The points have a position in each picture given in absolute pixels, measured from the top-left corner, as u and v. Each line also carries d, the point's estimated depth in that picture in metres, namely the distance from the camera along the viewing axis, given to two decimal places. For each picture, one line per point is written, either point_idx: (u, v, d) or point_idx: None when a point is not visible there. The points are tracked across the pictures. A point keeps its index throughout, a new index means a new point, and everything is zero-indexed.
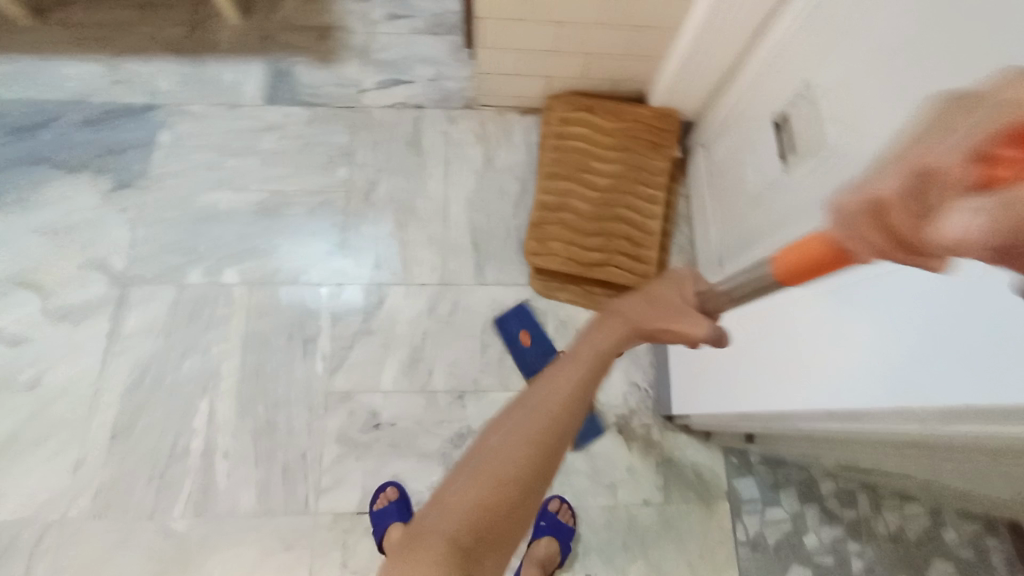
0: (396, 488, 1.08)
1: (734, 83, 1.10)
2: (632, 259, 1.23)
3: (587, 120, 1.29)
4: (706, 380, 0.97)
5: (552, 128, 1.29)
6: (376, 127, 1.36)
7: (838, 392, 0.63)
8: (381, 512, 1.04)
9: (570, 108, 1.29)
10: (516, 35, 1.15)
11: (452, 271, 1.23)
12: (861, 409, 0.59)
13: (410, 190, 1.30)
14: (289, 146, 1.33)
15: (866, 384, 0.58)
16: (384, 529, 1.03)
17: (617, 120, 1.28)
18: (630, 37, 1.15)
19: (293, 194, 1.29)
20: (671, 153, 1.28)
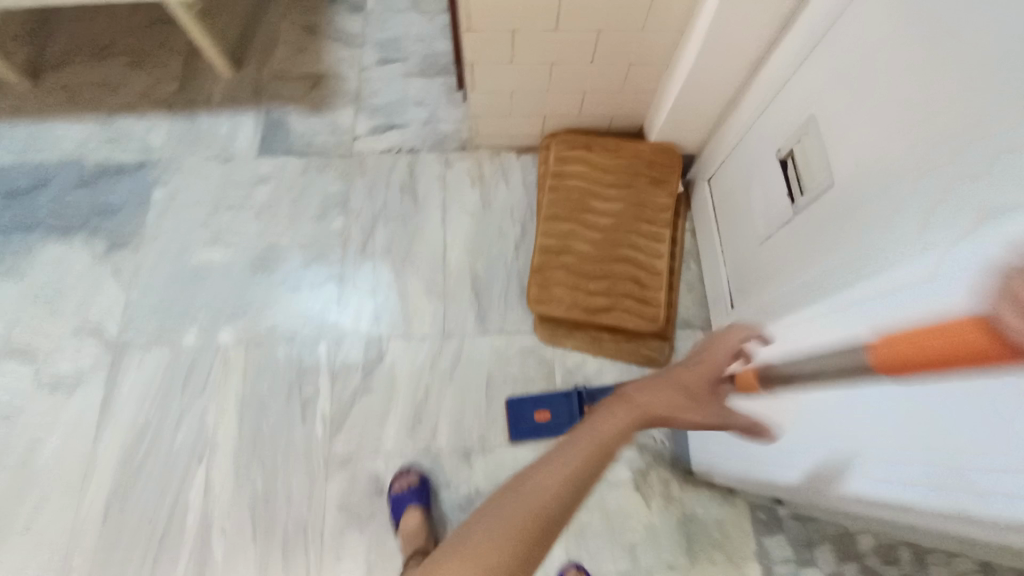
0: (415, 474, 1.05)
1: (736, 118, 1.06)
2: (639, 304, 1.15)
3: (584, 158, 1.24)
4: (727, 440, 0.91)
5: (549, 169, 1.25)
6: (371, 174, 1.34)
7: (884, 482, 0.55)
8: (399, 496, 1.02)
9: (567, 147, 1.25)
10: (507, 78, 1.13)
11: (453, 321, 1.19)
12: (913, 500, 0.51)
13: (408, 237, 1.27)
14: (284, 198, 1.31)
15: (898, 473, 0.53)
16: (401, 511, 1.01)
17: (615, 155, 1.23)
18: (625, 73, 1.11)
19: (288, 246, 1.27)
20: (674, 187, 1.22)
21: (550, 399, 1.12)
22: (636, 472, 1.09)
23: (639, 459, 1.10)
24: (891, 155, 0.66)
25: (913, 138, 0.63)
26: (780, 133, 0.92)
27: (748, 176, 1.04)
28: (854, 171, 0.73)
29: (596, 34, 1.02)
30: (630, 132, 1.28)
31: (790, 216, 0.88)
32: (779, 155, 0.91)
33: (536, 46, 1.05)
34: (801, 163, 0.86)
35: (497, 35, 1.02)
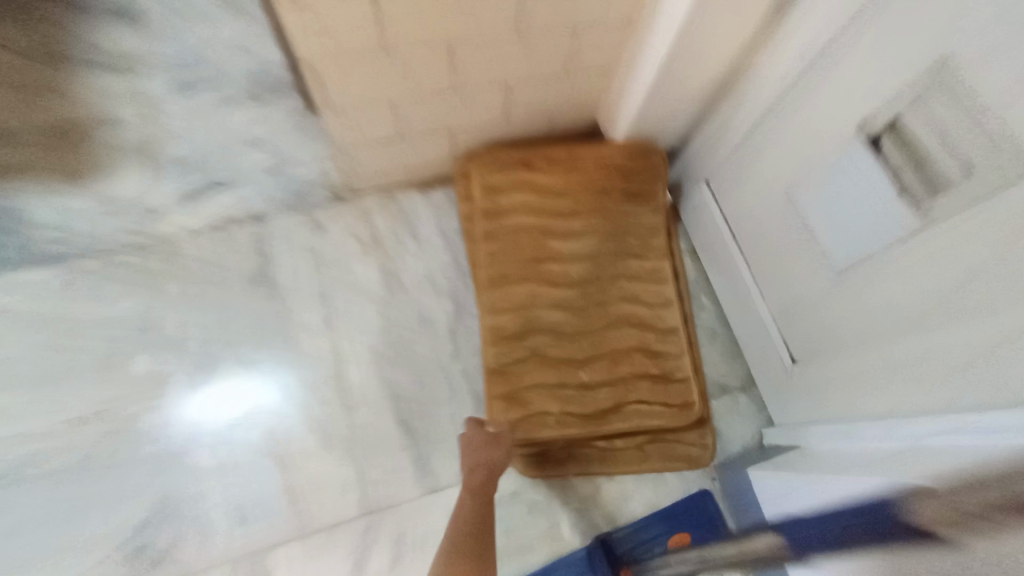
0: None
1: (743, 89, 0.69)
2: (655, 385, 0.78)
3: (525, 180, 0.83)
4: None
5: (478, 206, 0.82)
6: (202, 267, 0.86)
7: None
8: None
9: (496, 169, 0.83)
10: (373, 81, 0.68)
11: (378, 481, 0.77)
12: None
13: (279, 364, 0.82)
14: (58, 342, 0.81)
15: None
16: None
17: (570, 168, 0.83)
18: (565, 49, 0.70)
19: (84, 414, 0.79)
20: (660, 200, 0.85)
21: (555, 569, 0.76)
22: None
23: None
24: None
25: None
26: (847, 100, 0.55)
27: (777, 176, 0.67)
28: None
29: None
30: (580, 129, 0.87)
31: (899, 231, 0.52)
32: (856, 136, 0.54)
33: (403, 23, 0.61)
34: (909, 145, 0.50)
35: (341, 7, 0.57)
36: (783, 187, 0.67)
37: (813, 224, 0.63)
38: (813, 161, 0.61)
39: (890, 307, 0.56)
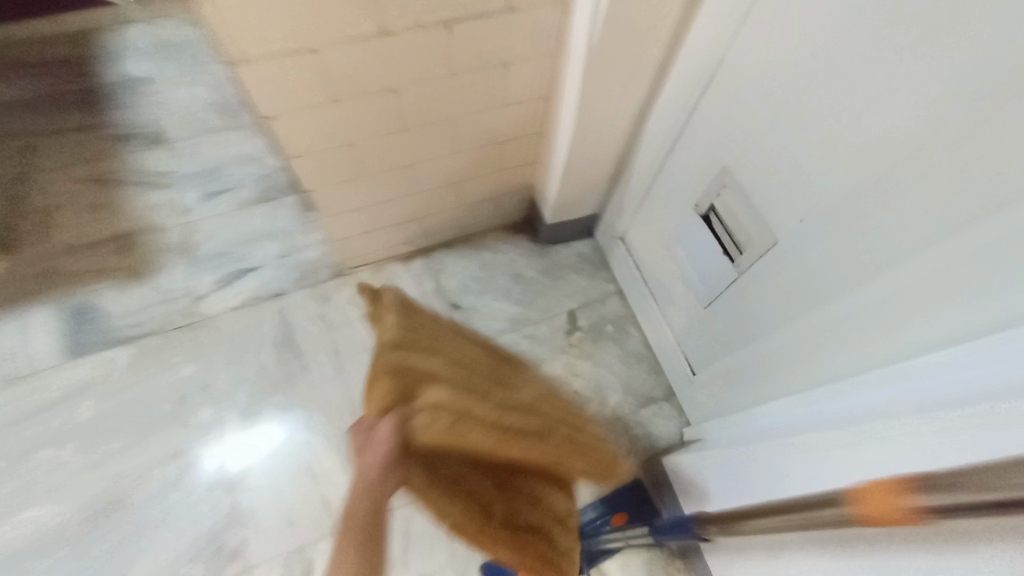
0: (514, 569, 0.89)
1: (633, 174, 0.97)
2: (580, 464, 0.77)
3: (406, 359, 0.84)
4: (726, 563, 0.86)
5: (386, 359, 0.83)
6: (229, 338, 1.07)
7: (813, 427, 0.62)
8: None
9: (386, 346, 0.87)
10: (362, 192, 0.93)
11: (385, 494, 0.97)
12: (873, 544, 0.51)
13: (299, 408, 1.03)
14: (117, 407, 1.01)
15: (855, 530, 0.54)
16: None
17: (434, 352, 0.88)
18: (498, 152, 0.97)
19: (144, 466, 0.98)
20: (597, 470, 0.77)
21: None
22: None
23: None
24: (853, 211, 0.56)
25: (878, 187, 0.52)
26: (690, 186, 0.82)
27: (661, 234, 0.95)
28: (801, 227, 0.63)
29: (453, 122, 0.86)
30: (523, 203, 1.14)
31: (729, 274, 0.79)
32: (698, 211, 0.81)
33: (387, 155, 0.87)
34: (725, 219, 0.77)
35: (337, 155, 0.83)
36: (666, 242, 0.94)
37: (685, 268, 0.90)
38: (680, 225, 0.87)
39: (732, 325, 0.83)
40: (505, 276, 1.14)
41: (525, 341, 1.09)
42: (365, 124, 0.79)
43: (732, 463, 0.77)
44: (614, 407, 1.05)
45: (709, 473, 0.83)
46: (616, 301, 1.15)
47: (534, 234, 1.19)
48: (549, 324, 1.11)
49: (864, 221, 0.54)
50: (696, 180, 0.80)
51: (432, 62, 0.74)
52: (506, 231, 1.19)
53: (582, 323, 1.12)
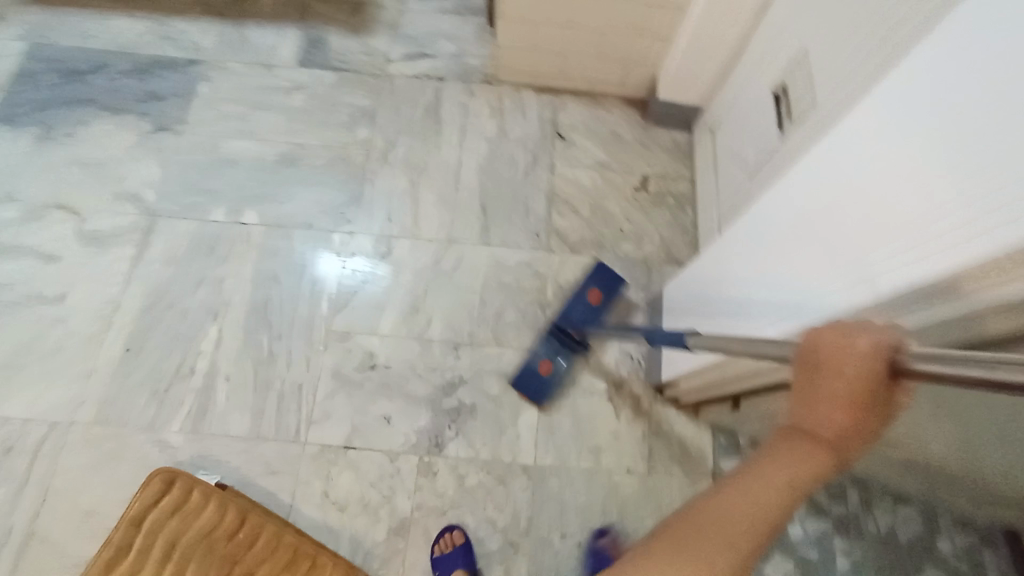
0: (583, 293, 1.19)
1: (738, 69, 1.16)
2: None
3: None
4: (699, 319, 0.97)
5: None
6: (399, 93, 1.42)
7: (783, 213, 0.68)
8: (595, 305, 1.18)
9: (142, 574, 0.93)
10: (532, 9, 1.21)
11: (459, 230, 1.29)
12: (886, 271, 0.51)
13: (426, 153, 1.36)
14: (314, 105, 1.40)
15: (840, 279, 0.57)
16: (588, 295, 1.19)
17: (204, 558, 0.95)
18: (643, 15, 1.19)
19: (315, 147, 1.36)
20: None
21: (536, 356, 1.17)
22: (611, 384, 1.18)
23: (616, 372, 1.19)
24: (851, 70, 0.76)
25: (868, 54, 0.73)
26: (776, 71, 1.00)
27: (741, 125, 1.13)
28: (830, 88, 0.82)
29: None
30: (644, 80, 1.37)
31: (777, 144, 0.97)
32: (772, 91, 1.00)
33: None
34: (791, 93, 0.94)
35: None
36: (744, 126, 1.12)
37: (746, 150, 1.10)
38: (760, 104, 1.05)
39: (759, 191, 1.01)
40: (607, 131, 1.40)
41: (601, 179, 1.35)
42: None
43: (728, 252, 0.85)
44: (646, 251, 1.29)
45: (704, 281, 0.96)
46: (685, 185, 1.36)
47: (643, 112, 1.42)
48: (624, 177, 1.36)
49: (858, 89, 0.73)
50: (779, 67, 0.99)
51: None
52: (623, 100, 1.43)
53: (651, 187, 1.35)
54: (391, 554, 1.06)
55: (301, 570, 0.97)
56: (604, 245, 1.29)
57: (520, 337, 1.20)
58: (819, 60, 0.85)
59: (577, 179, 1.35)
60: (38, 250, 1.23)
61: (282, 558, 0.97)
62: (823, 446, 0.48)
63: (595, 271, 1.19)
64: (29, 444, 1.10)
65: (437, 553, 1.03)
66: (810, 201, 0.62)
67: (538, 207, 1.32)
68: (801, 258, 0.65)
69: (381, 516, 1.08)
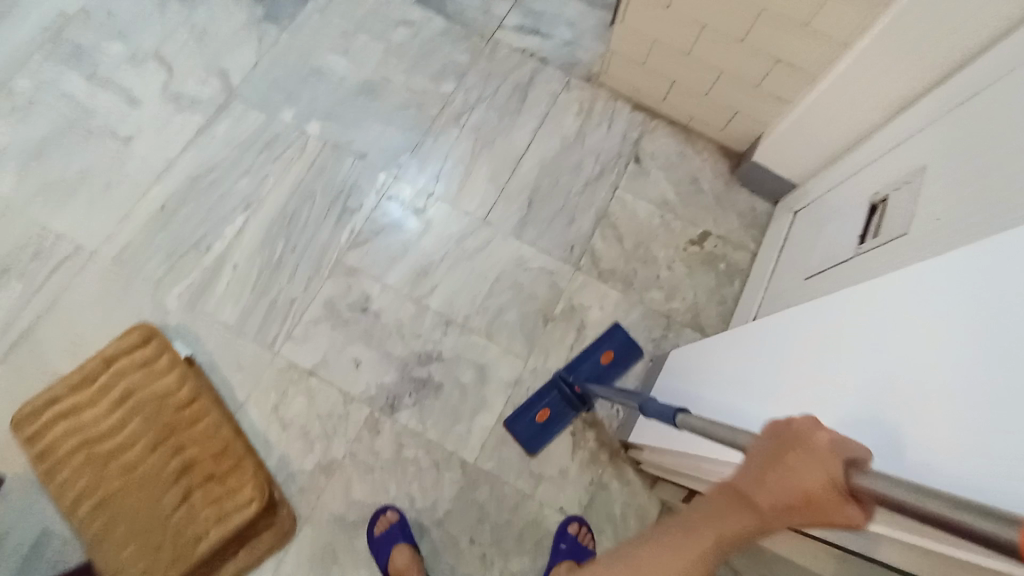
0: (592, 348, 1.15)
1: (848, 160, 1.04)
2: None
3: (88, 441, 1.01)
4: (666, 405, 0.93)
5: (95, 428, 1.01)
6: (496, 62, 1.39)
7: (770, 348, 0.66)
8: (604, 365, 1.14)
9: (99, 411, 1.02)
10: (655, 23, 1.14)
11: (498, 214, 1.25)
12: None
13: (497, 128, 1.33)
14: (414, 44, 1.40)
15: None
16: (599, 353, 1.14)
17: (152, 419, 1.02)
18: (767, 67, 1.08)
19: (399, 85, 1.36)
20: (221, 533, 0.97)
21: (534, 400, 1.12)
22: (580, 422, 1.13)
23: (591, 414, 1.13)
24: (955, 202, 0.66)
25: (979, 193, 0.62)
26: (886, 179, 0.89)
27: (825, 221, 1.02)
28: (926, 215, 0.71)
29: (759, 12, 0.99)
30: (745, 135, 1.26)
31: (849, 253, 0.86)
32: (871, 200, 0.89)
33: (693, 3, 1.05)
34: (888, 208, 0.83)
35: None
36: (827, 222, 1.01)
37: (817, 248, 0.99)
38: (853, 207, 0.94)
39: (809, 295, 0.91)
40: (685, 172, 1.31)
41: (659, 218, 1.27)
42: None
43: (715, 358, 0.82)
44: (672, 307, 1.21)
45: (689, 365, 0.93)
46: (743, 256, 1.25)
47: (732, 167, 1.32)
48: (684, 224, 1.27)
49: (950, 226, 0.63)
50: (890, 177, 0.88)
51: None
52: (716, 147, 1.33)
53: (707, 245, 1.25)
54: (309, 490, 1.07)
55: (224, 464, 1.01)
56: (633, 285, 1.22)
57: (511, 341, 1.17)
58: (932, 184, 0.74)
59: (634, 208, 1.27)
60: (127, 91, 1.31)
61: (213, 446, 1.02)
62: (747, 518, 0.42)
63: (608, 332, 1.16)
64: (53, 256, 1.19)
65: (375, 533, 1.02)
66: (797, 350, 0.60)
67: (584, 222, 1.26)
68: (762, 398, 0.62)
69: (314, 452, 1.09)
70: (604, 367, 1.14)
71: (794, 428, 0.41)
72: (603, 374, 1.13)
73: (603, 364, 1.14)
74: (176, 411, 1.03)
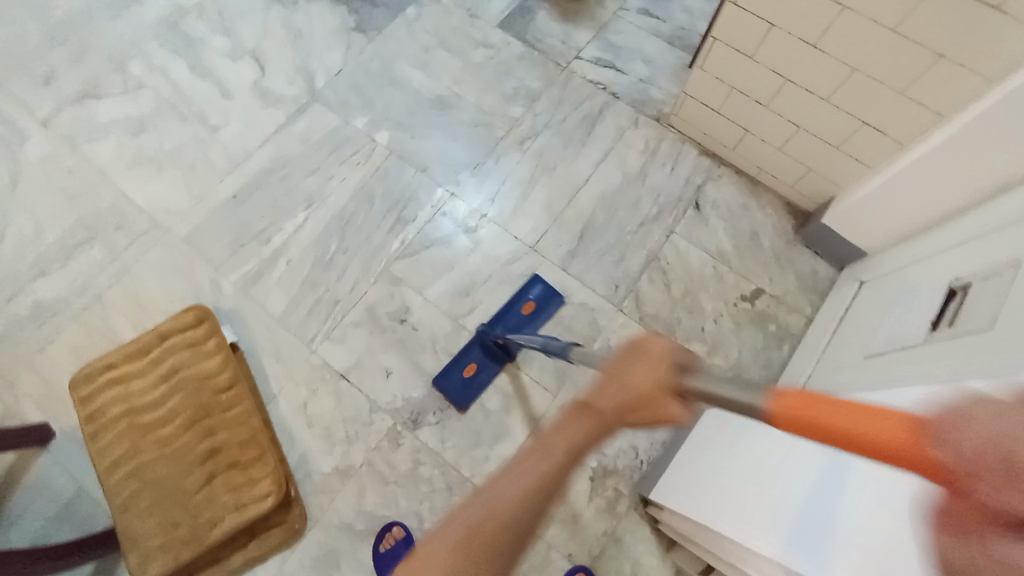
0: (529, 306, 1.18)
1: (927, 238, 0.97)
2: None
3: (134, 408, 1.07)
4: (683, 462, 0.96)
5: (142, 398, 1.08)
6: (567, 91, 1.39)
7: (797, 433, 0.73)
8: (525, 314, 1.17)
9: (147, 382, 1.08)
10: (736, 69, 1.11)
11: (547, 243, 1.25)
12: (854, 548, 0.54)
13: (559, 157, 1.32)
14: (489, 66, 1.42)
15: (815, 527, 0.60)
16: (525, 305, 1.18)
17: (193, 398, 1.08)
18: (850, 130, 1.03)
19: (469, 103, 1.38)
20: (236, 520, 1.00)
21: (464, 352, 1.15)
22: (600, 468, 1.10)
23: (612, 461, 1.10)
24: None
25: None
26: (970, 266, 0.81)
27: (893, 300, 0.95)
28: (1009, 313, 0.64)
29: (850, 72, 0.95)
30: (815, 197, 1.20)
31: (916, 342, 0.79)
32: (950, 286, 0.82)
33: (780, 54, 1.02)
34: (969, 299, 0.76)
35: (754, 32, 1.02)
36: (896, 302, 0.94)
37: (881, 327, 0.92)
38: (928, 291, 0.86)
39: (863, 377, 0.84)
40: (747, 225, 1.25)
41: (712, 269, 1.22)
42: (793, 21, 0.95)
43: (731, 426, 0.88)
44: (714, 364, 1.16)
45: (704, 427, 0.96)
46: (798, 321, 1.18)
47: (798, 227, 1.25)
48: (738, 279, 1.21)
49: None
50: (973, 265, 0.81)
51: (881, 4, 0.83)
52: (783, 203, 1.27)
53: (760, 305, 1.19)
54: (323, 489, 1.10)
55: (249, 454, 1.05)
56: (675, 334, 1.18)
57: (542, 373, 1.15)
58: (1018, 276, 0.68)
59: (688, 256, 1.23)
60: (221, 83, 1.40)
61: (241, 434, 1.06)
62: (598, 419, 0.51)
63: (529, 282, 1.19)
64: (132, 228, 1.28)
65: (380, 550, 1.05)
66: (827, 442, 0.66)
67: (633, 263, 1.23)
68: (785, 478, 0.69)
69: (335, 452, 1.11)
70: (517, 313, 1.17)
71: (635, 348, 0.54)
72: (512, 313, 1.17)
73: (521, 312, 1.17)
74: (215, 395, 1.08)
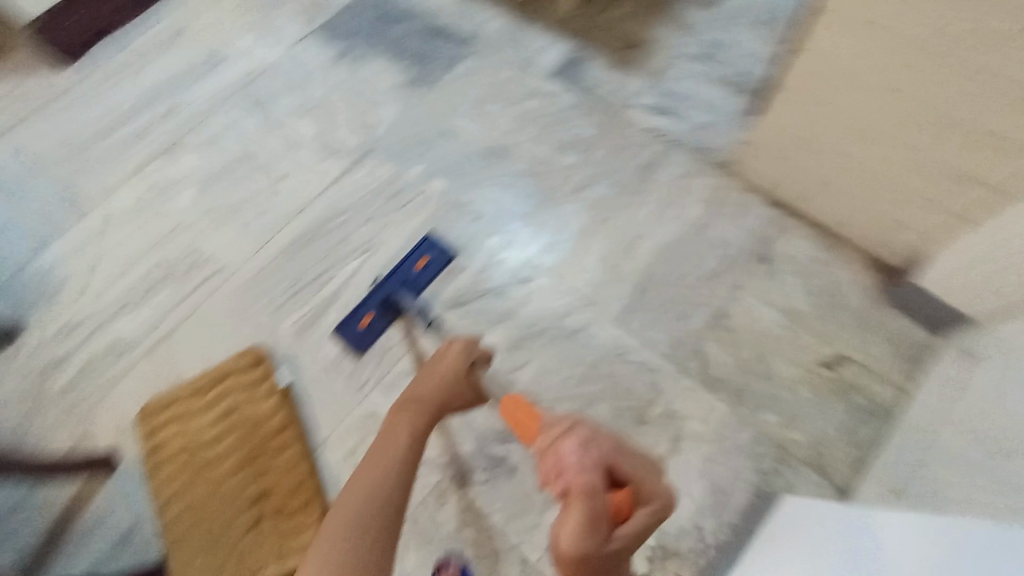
0: (419, 258, 1.25)
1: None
2: None
3: (192, 446, 1.12)
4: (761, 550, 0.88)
5: (200, 436, 1.13)
6: (623, 139, 1.36)
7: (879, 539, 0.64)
8: (422, 269, 1.24)
9: (206, 421, 1.14)
10: (802, 121, 1.05)
11: (602, 296, 1.20)
12: None
13: (615, 207, 1.29)
14: (544, 115, 1.42)
15: None
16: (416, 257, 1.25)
17: (247, 439, 1.12)
18: (936, 183, 0.93)
19: (523, 152, 1.38)
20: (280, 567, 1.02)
21: (365, 306, 1.21)
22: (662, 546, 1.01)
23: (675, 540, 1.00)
24: None
25: None
26: None
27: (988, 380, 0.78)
28: None
29: (930, 121, 0.87)
30: (902, 254, 1.09)
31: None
32: None
33: (849, 105, 0.96)
34: None
35: (818, 87, 0.98)
36: (991, 385, 0.77)
37: (977, 413, 0.76)
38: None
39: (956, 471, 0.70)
40: (822, 281, 1.16)
41: (783, 328, 1.13)
42: (860, 76, 0.91)
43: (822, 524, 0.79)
44: (788, 435, 1.05)
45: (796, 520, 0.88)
46: (886, 390, 1.06)
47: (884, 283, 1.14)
48: (813, 341, 1.11)
49: None
50: None
51: (952, 49, 0.78)
52: (864, 258, 1.16)
53: (841, 370, 1.09)
54: None
55: (296, 502, 1.07)
56: (742, 399, 1.09)
57: None
58: None
59: (755, 314, 1.15)
60: (287, 135, 1.47)
61: (290, 481, 1.08)
62: None
63: (427, 244, 1.26)
64: (199, 272, 1.33)
65: None
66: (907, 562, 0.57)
67: (695, 320, 1.16)
68: None
69: None
70: (424, 275, 1.23)
71: None
72: (414, 272, 1.23)
73: (418, 268, 1.24)
74: (268, 436, 1.12)
